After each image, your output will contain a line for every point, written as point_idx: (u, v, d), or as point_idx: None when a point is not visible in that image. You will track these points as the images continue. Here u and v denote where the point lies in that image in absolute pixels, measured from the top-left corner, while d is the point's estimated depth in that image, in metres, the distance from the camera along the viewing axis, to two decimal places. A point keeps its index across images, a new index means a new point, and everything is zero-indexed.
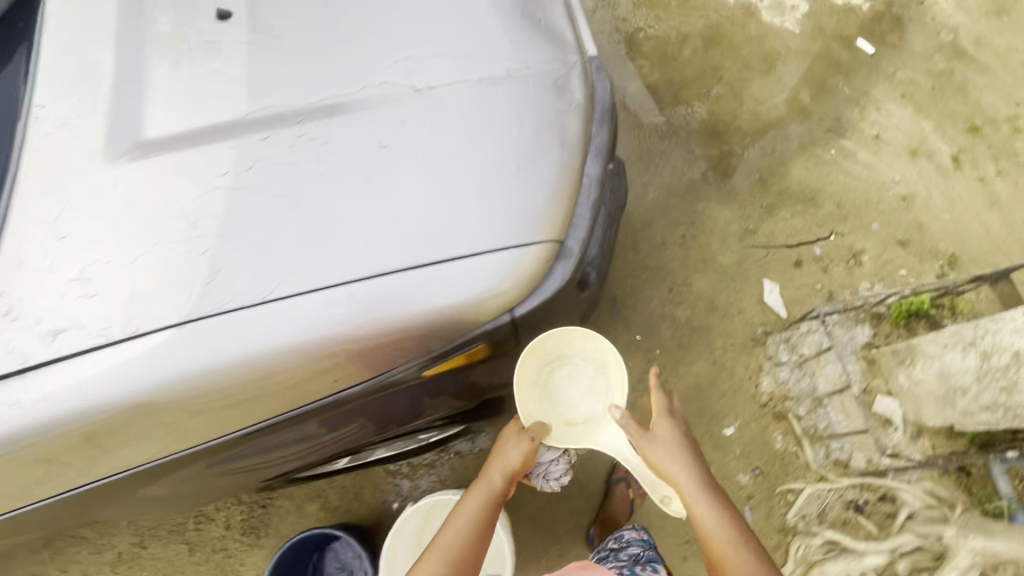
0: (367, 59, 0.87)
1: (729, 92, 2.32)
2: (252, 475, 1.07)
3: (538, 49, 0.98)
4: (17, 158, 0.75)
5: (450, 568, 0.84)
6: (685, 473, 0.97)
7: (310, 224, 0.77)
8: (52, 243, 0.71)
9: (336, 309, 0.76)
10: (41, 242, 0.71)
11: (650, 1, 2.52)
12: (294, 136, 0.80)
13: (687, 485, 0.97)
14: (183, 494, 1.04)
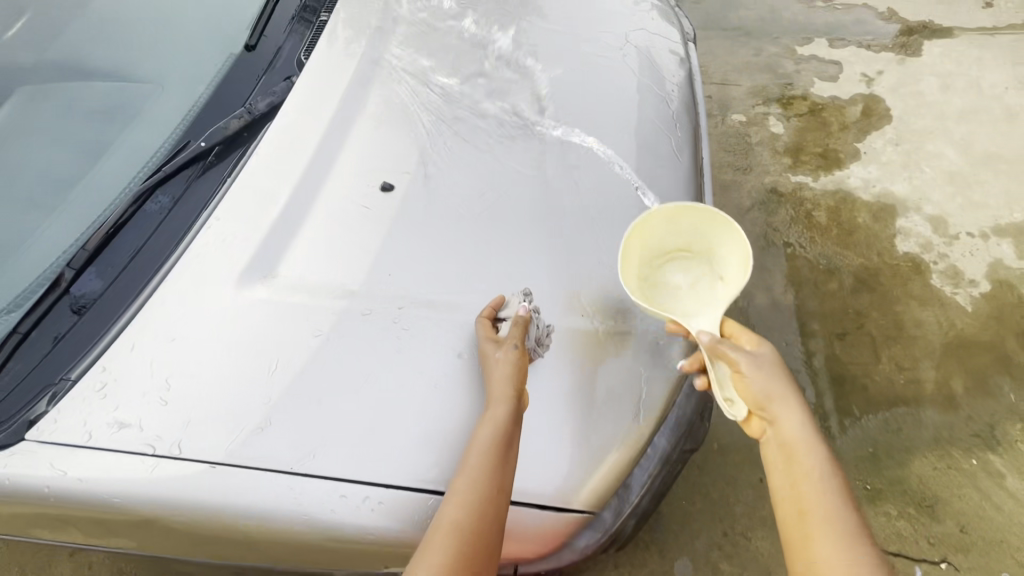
0: (486, 265, 0.93)
1: (867, 343, 2.12)
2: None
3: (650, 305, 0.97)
4: (180, 251, 0.88)
5: (461, 539, 0.70)
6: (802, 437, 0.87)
7: (364, 409, 0.79)
8: (163, 341, 0.80)
9: (347, 505, 0.75)
10: (155, 338, 0.80)
11: (809, 221, 2.46)
12: (390, 320, 0.85)
13: (797, 435, 0.87)
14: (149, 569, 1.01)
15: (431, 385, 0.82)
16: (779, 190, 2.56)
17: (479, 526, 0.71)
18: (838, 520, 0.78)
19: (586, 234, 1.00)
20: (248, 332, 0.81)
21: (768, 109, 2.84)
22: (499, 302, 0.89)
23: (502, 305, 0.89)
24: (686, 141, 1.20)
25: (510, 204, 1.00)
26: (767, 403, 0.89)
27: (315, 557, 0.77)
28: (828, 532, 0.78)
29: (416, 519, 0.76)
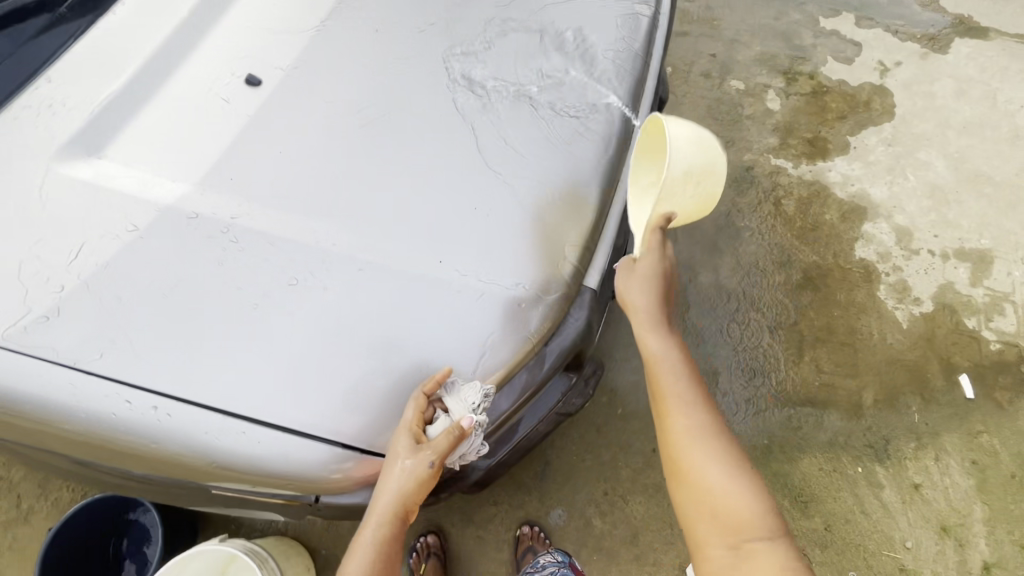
0: (343, 188, 0.84)
1: (794, 341, 2.12)
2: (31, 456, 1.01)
3: (519, 266, 0.90)
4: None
5: None
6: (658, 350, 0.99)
7: (168, 317, 0.74)
8: None
9: (131, 409, 0.73)
10: None
11: (777, 208, 2.37)
12: (218, 230, 0.79)
13: (654, 349, 0.99)
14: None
15: (250, 309, 0.77)
16: (755, 170, 2.45)
17: None
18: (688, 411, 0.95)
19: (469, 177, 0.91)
20: (52, 216, 0.75)
21: (770, 82, 2.66)
22: (443, 380, 0.82)
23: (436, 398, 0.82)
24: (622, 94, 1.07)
25: (393, 126, 0.90)
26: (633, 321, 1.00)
27: (104, 454, 0.77)
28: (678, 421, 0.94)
29: (208, 437, 0.75)
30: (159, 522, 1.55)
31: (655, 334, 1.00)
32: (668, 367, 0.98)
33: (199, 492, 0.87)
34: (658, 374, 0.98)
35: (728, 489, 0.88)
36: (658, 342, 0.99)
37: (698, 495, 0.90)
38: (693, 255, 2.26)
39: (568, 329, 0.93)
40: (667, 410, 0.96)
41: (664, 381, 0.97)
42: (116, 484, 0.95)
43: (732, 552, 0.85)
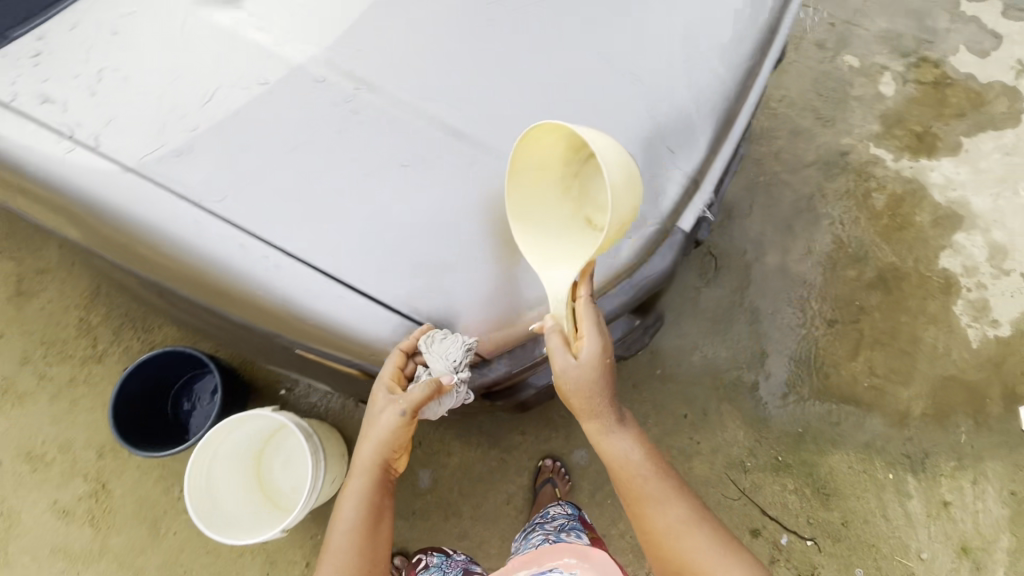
0: (465, 80, 0.84)
1: (852, 338, 2.05)
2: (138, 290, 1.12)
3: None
4: None
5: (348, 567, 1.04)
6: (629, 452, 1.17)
7: (288, 173, 0.77)
8: (106, 34, 0.78)
9: (243, 254, 0.77)
10: (102, 27, 0.78)
11: (865, 201, 2.23)
12: (344, 99, 0.80)
13: (623, 453, 1.17)
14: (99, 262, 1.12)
15: (361, 185, 0.78)
16: (851, 157, 2.29)
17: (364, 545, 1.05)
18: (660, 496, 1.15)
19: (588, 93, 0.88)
20: (191, 59, 0.77)
21: (889, 64, 2.44)
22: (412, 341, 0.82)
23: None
24: (751, 38, 1.02)
25: (522, 24, 0.87)
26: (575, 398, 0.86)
27: (210, 295, 0.82)
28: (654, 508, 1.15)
29: (306, 299, 0.79)
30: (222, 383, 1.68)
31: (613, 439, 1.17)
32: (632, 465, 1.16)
33: (283, 352, 0.93)
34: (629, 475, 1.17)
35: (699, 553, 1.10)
36: (619, 444, 1.17)
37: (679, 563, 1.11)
38: (765, 233, 2.17)
39: (649, 267, 0.95)
40: (642, 503, 1.16)
41: (634, 481, 1.16)
42: (214, 327, 1.04)
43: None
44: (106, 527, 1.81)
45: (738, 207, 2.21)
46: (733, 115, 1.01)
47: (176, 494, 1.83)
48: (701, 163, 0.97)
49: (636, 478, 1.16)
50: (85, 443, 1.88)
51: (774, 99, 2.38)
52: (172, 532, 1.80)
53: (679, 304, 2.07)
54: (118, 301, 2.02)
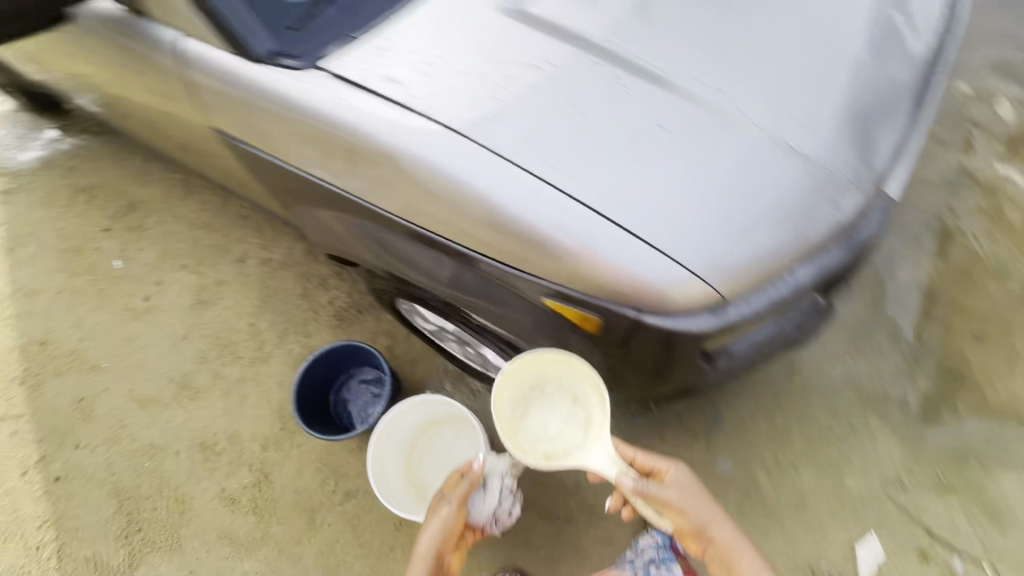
0: (712, 69, 0.98)
1: (1002, 355, 1.98)
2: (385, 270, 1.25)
3: (887, 73, 1.06)
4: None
5: None
6: (722, 534, 1.28)
7: (580, 131, 0.92)
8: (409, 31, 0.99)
9: (538, 193, 0.90)
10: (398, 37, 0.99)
11: (999, 222, 2.21)
12: (612, 76, 0.95)
13: (725, 537, 1.28)
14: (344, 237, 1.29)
15: (609, 150, 0.91)
16: (977, 175, 2.30)
17: None
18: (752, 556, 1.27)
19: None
20: (496, 45, 0.96)
21: (1004, 87, 2.47)
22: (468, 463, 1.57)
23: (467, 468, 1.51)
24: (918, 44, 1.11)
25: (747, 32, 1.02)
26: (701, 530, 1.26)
27: (447, 214, 0.95)
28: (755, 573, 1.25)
29: (625, 137, 0.92)
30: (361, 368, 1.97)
31: (690, 507, 1.27)
32: (706, 515, 1.28)
33: (588, 224, 0.90)
34: (729, 557, 1.27)
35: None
36: (700, 513, 1.27)
37: None
38: (896, 247, 2.19)
39: (883, 154, 1.04)
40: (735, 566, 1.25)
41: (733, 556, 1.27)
42: (397, 267, 1.16)
43: None
44: (266, 517, 1.90)
45: None
46: (910, 103, 1.08)
47: (333, 486, 1.92)
48: (872, 140, 1.03)
49: (713, 523, 1.28)
50: (250, 435, 2.04)
51: None
52: (325, 524, 1.88)
53: None
54: (283, 306, 2.27)
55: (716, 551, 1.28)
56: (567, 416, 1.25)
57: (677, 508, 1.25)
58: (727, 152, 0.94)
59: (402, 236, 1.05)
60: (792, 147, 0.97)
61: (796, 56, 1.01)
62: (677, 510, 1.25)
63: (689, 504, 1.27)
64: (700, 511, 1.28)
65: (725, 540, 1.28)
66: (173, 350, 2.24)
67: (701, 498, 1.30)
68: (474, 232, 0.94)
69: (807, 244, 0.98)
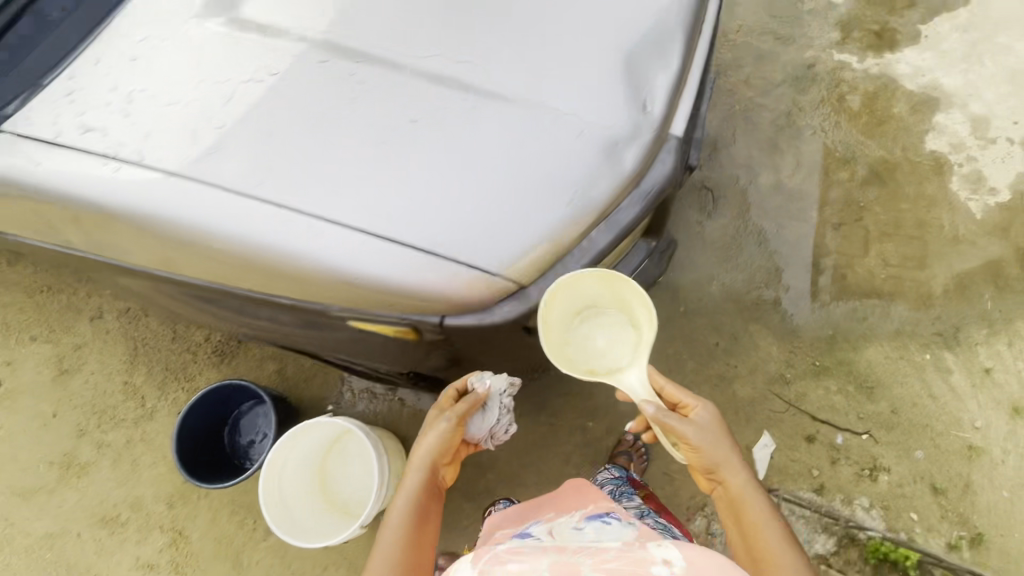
0: (459, 43, 0.90)
1: (855, 238, 2.11)
2: (204, 316, 1.17)
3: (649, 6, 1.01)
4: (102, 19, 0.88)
5: None
6: (736, 480, 1.15)
7: (322, 144, 0.83)
8: (103, 61, 0.84)
9: (290, 223, 0.82)
10: (91, 71, 0.84)
11: (842, 109, 2.29)
12: (346, 73, 0.85)
13: (738, 484, 1.15)
14: (145, 295, 1.17)
15: (359, 159, 0.84)
16: (818, 68, 2.36)
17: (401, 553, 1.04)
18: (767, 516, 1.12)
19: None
20: (204, 59, 0.83)
21: None
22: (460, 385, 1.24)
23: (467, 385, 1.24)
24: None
25: None
26: (715, 469, 1.16)
27: (208, 263, 0.87)
28: (767, 530, 1.11)
29: (373, 140, 0.84)
30: (250, 408, 1.85)
31: (707, 446, 1.15)
32: (725, 458, 1.16)
33: (354, 244, 0.84)
34: (741, 505, 1.14)
35: (769, 548, 1.08)
36: (718, 455, 1.15)
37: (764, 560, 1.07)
38: (753, 155, 2.25)
39: (660, 91, 1.00)
40: (743, 512, 1.13)
41: (748, 506, 1.13)
42: (208, 312, 1.10)
43: None
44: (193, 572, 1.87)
45: (722, 138, 2.28)
46: (685, 31, 1.04)
47: (255, 524, 1.90)
48: (648, 82, 0.99)
49: (728, 468, 1.16)
50: (155, 495, 1.96)
51: (732, 29, 2.44)
52: (255, 562, 1.87)
53: (689, 241, 2.14)
54: (156, 355, 2.10)
55: (726, 494, 1.16)
56: (612, 338, 1.24)
57: (694, 444, 1.15)
58: (488, 131, 0.88)
59: (184, 288, 0.97)
60: (558, 109, 0.92)
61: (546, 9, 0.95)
62: (692, 446, 1.15)
63: (709, 443, 1.15)
64: (716, 455, 1.15)
65: (737, 487, 1.15)
66: (44, 431, 2.05)
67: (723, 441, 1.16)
68: (244, 275, 0.87)
69: (597, 207, 0.94)
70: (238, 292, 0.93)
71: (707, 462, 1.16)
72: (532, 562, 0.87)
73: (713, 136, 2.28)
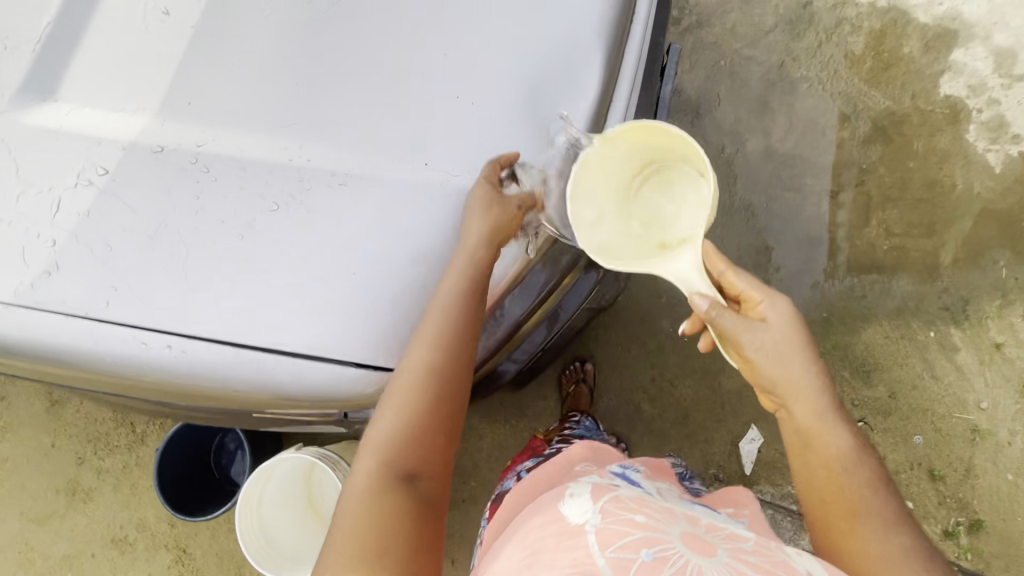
0: (321, 109, 0.76)
1: (855, 206, 1.91)
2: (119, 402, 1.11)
3: (554, 25, 0.84)
4: None
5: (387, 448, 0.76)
6: (808, 405, 0.94)
7: (171, 250, 0.73)
8: None
9: (146, 343, 0.74)
10: None
11: (843, 54, 2.00)
12: (189, 161, 0.73)
13: (813, 414, 0.94)
14: None
15: (214, 261, 0.73)
16: (815, 5, 2.05)
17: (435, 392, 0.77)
18: (854, 459, 0.92)
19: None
20: (26, 164, 0.73)
21: None
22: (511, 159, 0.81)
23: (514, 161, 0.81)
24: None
25: (361, 33, 0.79)
26: (779, 392, 0.95)
27: (80, 382, 0.80)
28: (847, 473, 0.92)
29: (229, 241, 0.74)
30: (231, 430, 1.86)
31: (774, 364, 0.93)
32: (795, 378, 0.94)
33: (224, 360, 0.75)
34: (813, 440, 0.93)
35: (846, 495, 0.91)
36: (781, 372, 0.93)
37: (840, 513, 0.90)
38: (741, 119, 2.01)
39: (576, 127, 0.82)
40: (813, 444, 0.94)
41: (821, 444, 0.93)
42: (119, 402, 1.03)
43: (871, 553, 0.86)
44: None
45: (705, 101, 2.04)
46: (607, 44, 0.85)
47: None
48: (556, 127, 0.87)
49: (796, 392, 0.94)
50: (156, 517, 2.04)
51: None
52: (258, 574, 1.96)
53: None
54: None
55: (790, 424, 0.96)
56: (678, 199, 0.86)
57: (755, 361, 0.94)
58: (364, 213, 0.76)
59: (79, 391, 0.91)
60: (447, 175, 0.79)
61: (425, 52, 0.80)
62: (754, 362, 0.94)
63: (773, 350, 0.94)
64: (779, 373, 0.93)
65: (806, 417, 0.94)
66: (43, 462, 2.11)
67: (792, 352, 0.94)
68: (120, 390, 0.81)
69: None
70: (127, 398, 0.87)
71: (771, 378, 0.94)
72: (660, 523, 0.79)
73: (696, 100, 2.04)
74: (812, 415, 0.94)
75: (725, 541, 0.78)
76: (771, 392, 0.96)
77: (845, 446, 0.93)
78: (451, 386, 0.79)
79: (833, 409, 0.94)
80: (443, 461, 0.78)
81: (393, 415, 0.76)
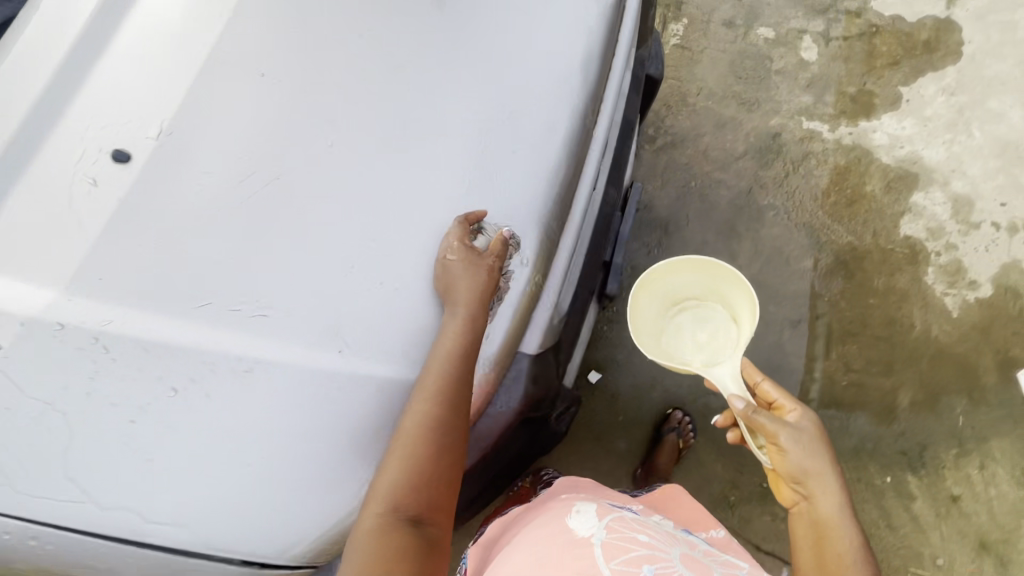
0: (237, 290, 0.76)
1: (816, 338, 1.92)
2: None
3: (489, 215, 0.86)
4: None
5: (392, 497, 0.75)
6: (826, 501, 1.01)
7: (58, 429, 0.70)
8: None
9: (30, 516, 0.72)
10: None
11: (809, 187, 2.07)
12: (89, 339, 0.71)
13: (830, 510, 1.01)
14: None
15: (100, 444, 0.71)
16: (784, 137, 2.14)
17: (434, 441, 0.77)
18: (860, 564, 0.96)
19: (471, 87, 0.90)
20: None
21: (806, 26, 2.27)
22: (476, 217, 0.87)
23: (481, 219, 0.87)
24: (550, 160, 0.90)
25: (290, 213, 0.80)
26: (805, 480, 1.02)
27: None
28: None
29: (120, 423, 0.71)
30: None
31: (801, 456, 1.03)
32: (816, 471, 1.02)
33: (108, 539, 0.74)
34: (827, 536, 0.99)
35: None
36: (803, 463, 1.03)
37: None
38: (708, 239, 2.05)
39: (499, 323, 0.87)
40: (825, 538, 0.99)
41: (834, 543, 0.99)
42: None
43: None
44: None
45: (675, 219, 2.09)
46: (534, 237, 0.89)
47: None
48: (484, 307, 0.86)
49: (817, 484, 1.02)
50: None
51: (693, 92, 2.23)
52: None
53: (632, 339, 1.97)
54: None
55: (808, 517, 1.02)
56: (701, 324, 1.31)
57: (786, 454, 1.04)
58: (270, 401, 0.75)
59: None
60: (363, 362, 0.78)
61: (354, 236, 0.81)
62: (784, 453, 1.04)
63: (805, 446, 1.04)
64: (803, 462, 1.02)
65: (826, 510, 1.01)
66: None
67: (815, 452, 1.03)
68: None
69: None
70: None
71: (797, 466, 1.03)
72: (661, 543, 0.93)
73: (666, 217, 2.09)
74: (830, 511, 1.01)
75: (715, 563, 0.94)
76: (795, 483, 1.04)
77: (853, 548, 0.98)
78: (450, 432, 0.78)
79: (848, 512, 1.01)
80: (445, 507, 0.77)
81: (401, 460, 0.76)
